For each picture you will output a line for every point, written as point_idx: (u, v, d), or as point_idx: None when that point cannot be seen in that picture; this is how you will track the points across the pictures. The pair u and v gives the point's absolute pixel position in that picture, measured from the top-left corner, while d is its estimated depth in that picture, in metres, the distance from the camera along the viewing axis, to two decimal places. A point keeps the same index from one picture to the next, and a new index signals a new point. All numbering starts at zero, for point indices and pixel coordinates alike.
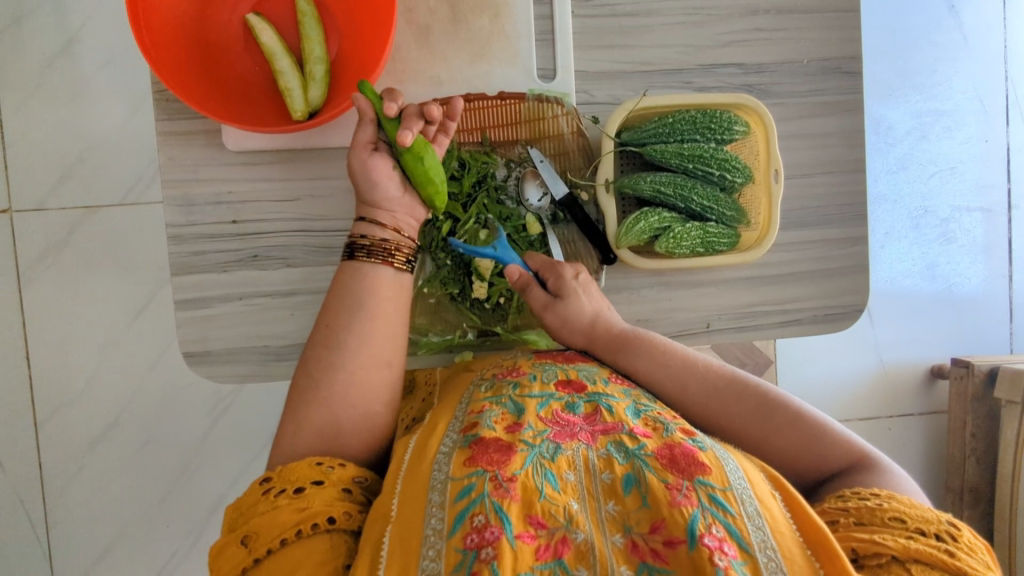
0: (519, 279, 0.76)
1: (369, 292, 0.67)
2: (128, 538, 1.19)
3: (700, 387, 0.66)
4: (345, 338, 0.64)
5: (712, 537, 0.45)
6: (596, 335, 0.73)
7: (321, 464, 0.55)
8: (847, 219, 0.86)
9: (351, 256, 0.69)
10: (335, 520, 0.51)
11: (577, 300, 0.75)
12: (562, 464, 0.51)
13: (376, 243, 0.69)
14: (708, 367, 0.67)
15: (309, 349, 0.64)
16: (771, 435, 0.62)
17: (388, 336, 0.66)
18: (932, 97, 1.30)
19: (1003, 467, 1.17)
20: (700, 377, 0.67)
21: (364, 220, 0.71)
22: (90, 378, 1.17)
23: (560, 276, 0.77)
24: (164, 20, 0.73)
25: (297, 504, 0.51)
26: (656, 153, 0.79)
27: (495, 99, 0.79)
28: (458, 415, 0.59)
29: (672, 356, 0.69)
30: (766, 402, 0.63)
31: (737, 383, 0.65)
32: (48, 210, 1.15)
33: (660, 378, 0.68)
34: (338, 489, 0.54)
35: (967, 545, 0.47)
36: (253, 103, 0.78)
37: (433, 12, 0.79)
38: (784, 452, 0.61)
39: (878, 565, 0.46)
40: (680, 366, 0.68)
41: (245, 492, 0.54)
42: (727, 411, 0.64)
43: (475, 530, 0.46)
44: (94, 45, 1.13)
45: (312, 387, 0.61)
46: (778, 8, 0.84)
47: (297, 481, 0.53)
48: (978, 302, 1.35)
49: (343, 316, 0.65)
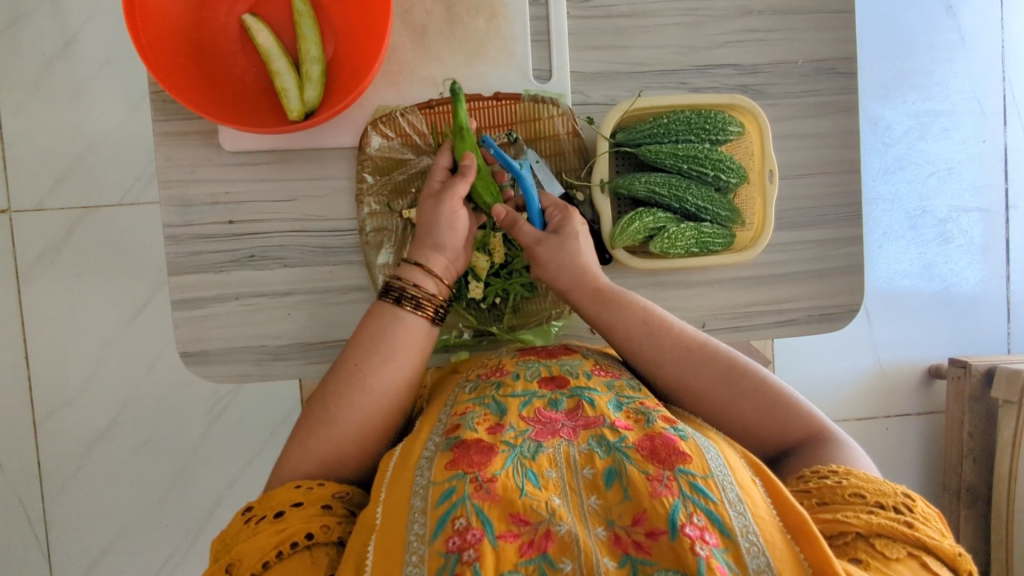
0: (506, 218, 0.73)
1: (403, 341, 0.65)
2: (128, 537, 1.20)
3: (674, 347, 0.65)
4: (370, 382, 0.63)
5: (693, 526, 0.45)
6: (581, 283, 0.70)
7: (300, 485, 0.56)
8: (842, 219, 0.86)
9: (395, 301, 0.67)
10: (315, 536, 0.51)
11: (576, 241, 0.72)
12: (543, 463, 0.51)
13: (426, 299, 0.68)
14: (684, 330, 0.66)
15: (332, 387, 0.63)
16: (737, 399, 0.62)
17: (409, 384, 0.65)
18: (929, 96, 1.30)
19: (1000, 465, 1.17)
20: (674, 338, 0.65)
21: (420, 269, 0.69)
22: (88, 378, 1.17)
23: (568, 217, 0.74)
24: (160, 21, 0.73)
25: (277, 525, 0.51)
26: (651, 153, 0.79)
27: (492, 100, 0.80)
28: (442, 418, 0.59)
29: (653, 314, 0.67)
30: (733, 368, 0.63)
31: (709, 348, 0.65)
32: (46, 210, 1.15)
33: (639, 333, 0.66)
34: (318, 507, 0.54)
35: (921, 515, 0.48)
36: (250, 104, 0.78)
37: (429, 13, 0.80)
38: (747, 419, 0.61)
39: (844, 543, 0.47)
40: (657, 325, 0.66)
41: (228, 524, 0.54)
42: (697, 371, 0.63)
43: (457, 532, 0.46)
44: (92, 45, 1.13)
45: (323, 422, 0.61)
46: (773, 9, 0.84)
47: (277, 505, 0.54)
48: (976, 301, 1.35)
49: (371, 358, 0.64)
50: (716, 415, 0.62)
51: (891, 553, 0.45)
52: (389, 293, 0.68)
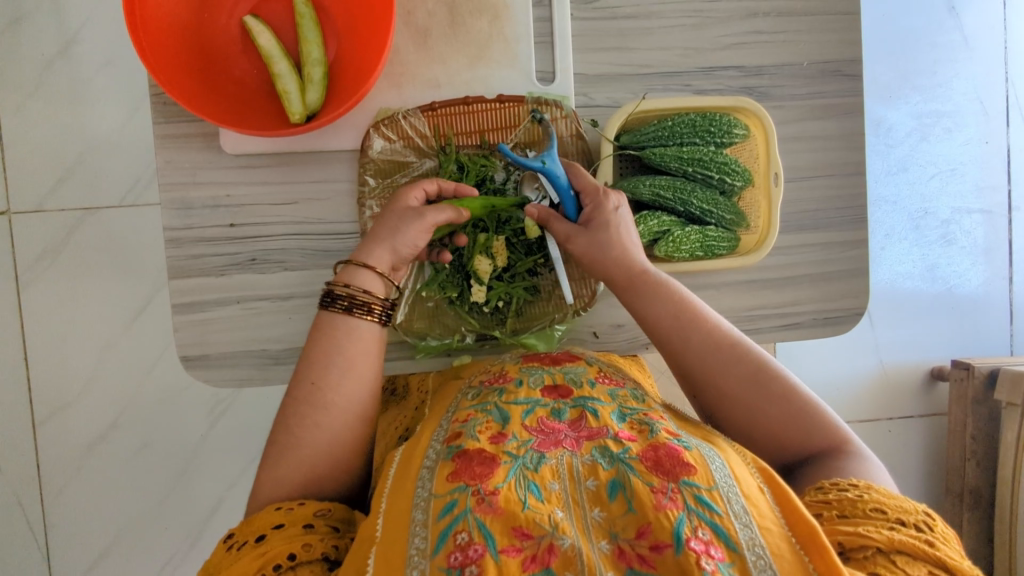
0: (540, 215, 0.74)
1: (356, 351, 0.64)
2: (127, 541, 1.19)
3: (703, 341, 0.64)
4: (330, 400, 0.61)
5: (698, 540, 0.45)
6: (616, 270, 0.70)
7: (281, 507, 0.55)
8: (847, 222, 0.85)
9: (344, 309, 0.65)
10: (296, 556, 0.50)
11: (610, 232, 0.71)
12: (545, 475, 0.51)
13: (373, 301, 0.66)
14: (716, 324, 0.66)
15: (291, 409, 0.61)
16: (762, 401, 0.61)
17: (371, 390, 0.64)
18: (932, 98, 1.30)
19: (1003, 468, 1.17)
20: (704, 332, 0.65)
21: (367, 271, 0.68)
22: (88, 380, 1.17)
23: (601, 205, 0.73)
24: (161, 22, 0.73)
25: (258, 550, 0.51)
26: (656, 156, 0.78)
27: (495, 102, 0.79)
28: (443, 425, 0.59)
29: (685, 306, 0.67)
30: (762, 370, 0.62)
31: (739, 346, 0.64)
32: (46, 211, 1.15)
33: (669, 324, 0.66)
34: (300, 527, 0.53)
35: (942, 534, 0.47)
36: (251, 106, 0.78)
37: (432, 15, 0.79)
38: (771, 421, 0.60)
39: (864, 557, 0.46)
40: (689, 317, 0.66)
41: (210, 553, 0.53)
42: (725, 368, 0.63)
43: (459, 547, 0.46)
44: (92, 45, 1.13)
45: (292, 446, 0.59)
46: (778, 10, 0.84)
47: (258, 529, 0.53)
48: (979, 303, 1.34)
49: (329, 374, 0.62)
50: (740, 415, 0.62)
51: (911, 570, 0.44)
52: (336, 301, 0.66)
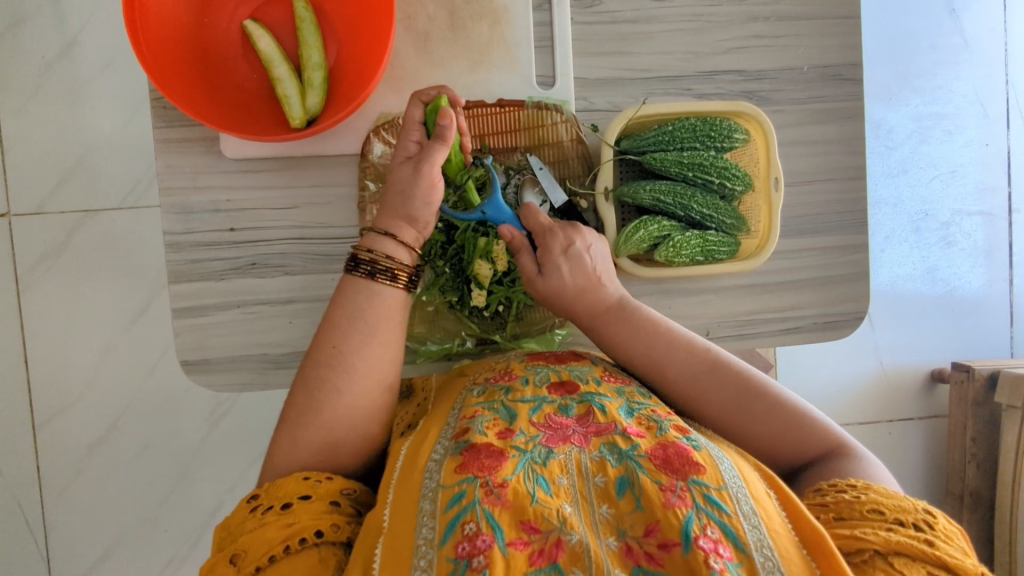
0: (512, 241, 0.75)
1: (380, 317, 0.64)
2: (127, 543, 1.19)
3: (679, 373, 0.65)
4: (352, 363, 0.62)
5: (707, 538, 0.45)
6: (581, 312, 0.72)
7: (308, 478, 0.55)
8: (847, 226, 0.85)
9: (367, 274, 0.65)
10: (323, 533, 0.50)
11: (561, 276, 0.72)
12: (554, 469, 0.51)
13: (399, 269, 0.66)
14: (689, 350, 0.65)
15: (312, 371, 0.61)
16: (747, 422, 0.61)
17: (391, 362, 0.64)
18: (932, 100, 1.30)
19: (1003, 471, 1.16)
20: (678, 363, 0.65)
21: (393, 238, 0.67)
22: (89, 382, 1.17)
23: (548, 248, 0.73)
24: (162, 26, 0.73)
25: (284, 520, 0.50)
26: (656, 161, 0.78)
27: (495, 107, 0.79)
28: (451, 421, 0.59)
29: (654, 339, 0.67)
30: (745, 390, 0.62)
31: (716, 369, 0.64)
32: (46, 213, 1.15)
33: (642, 362, 0.67)
34: (326, 502, 0.53)
35: (943, 533, 0.46)
36: (252, 110, 0.78)
37: (432, 19, 0.79)
38: (761, 440, 0.61)
39: (863, 561, 0.45)
40: (660, 351, 0.66)
41: (232, 511, 0.53)
42: (705, 395, 0.63)
43: (467, 538, 0.46)
44: (93, 48, 1.13)
45: (310, 410, 0.59)
46: (779, 14, 0.84)
47: (284, 496, 0.53)
48: (978, 305, 1.34)
49: (352, 339, 0.62)
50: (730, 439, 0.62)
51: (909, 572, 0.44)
52: (358, 266, 0.66)
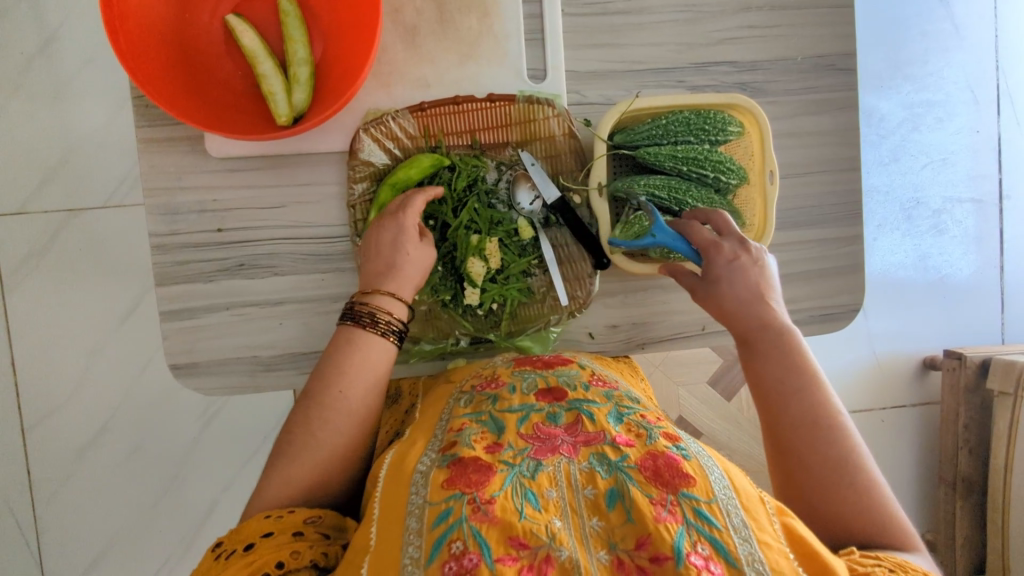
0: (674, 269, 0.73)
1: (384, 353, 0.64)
2: (121, 546, 1.18)
3: (803, 410, 0.55)
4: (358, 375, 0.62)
5: (698, 555, 0.44)
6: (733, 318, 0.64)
7: (271, 514, 0.52)
8: (843, 218, 0.85)
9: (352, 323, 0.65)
10: (284, 564, 0.48)
11: (721, 280, 0.66)
12: (543, 482, 0.50)
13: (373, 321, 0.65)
14: (825, 395, 0.56)
15: (319, 368, 0.62)
16: (838, 485, 0.52)
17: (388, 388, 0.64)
18: (923, 87, 1.29)
19: (996, 457, 1.17)
20: (808, 401, 0.55)
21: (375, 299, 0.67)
22: (77, 386, 1.14)
23: (716, 254, 0.68)
24: (142, 22, 0.70)
25: (246, 559, 0.48)
26: (649, 155, 0.77)
27: (484, 102, 0.78)
28: (438, 432, 0.58)
29: (796, 368, 0.58)
30: (852, 455, 0.53)
31: (839, 425, 0.54)
32: (29, 213, 1.10)
33: (771, 388, 0.57)
34: (289, 534, 0.51)
35: None
36: (235, 108, 0.76)
37: (420, 12, 0.77)
38: (836, 509, 0.51)
39: None
40: (798, 383, 0.57)
41: (200, 561, 0.51)
42: (814, 443, 0.53)
43: (454, 557, 0.44)
44: (71, 45, 1.08)
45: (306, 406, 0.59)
46: (771, 4, 0.83)
47: (247, 537, 0.50)
48: (969, 291, 1.34)
49: (362, 357, 0.63)
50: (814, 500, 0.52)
51: None
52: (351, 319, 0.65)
